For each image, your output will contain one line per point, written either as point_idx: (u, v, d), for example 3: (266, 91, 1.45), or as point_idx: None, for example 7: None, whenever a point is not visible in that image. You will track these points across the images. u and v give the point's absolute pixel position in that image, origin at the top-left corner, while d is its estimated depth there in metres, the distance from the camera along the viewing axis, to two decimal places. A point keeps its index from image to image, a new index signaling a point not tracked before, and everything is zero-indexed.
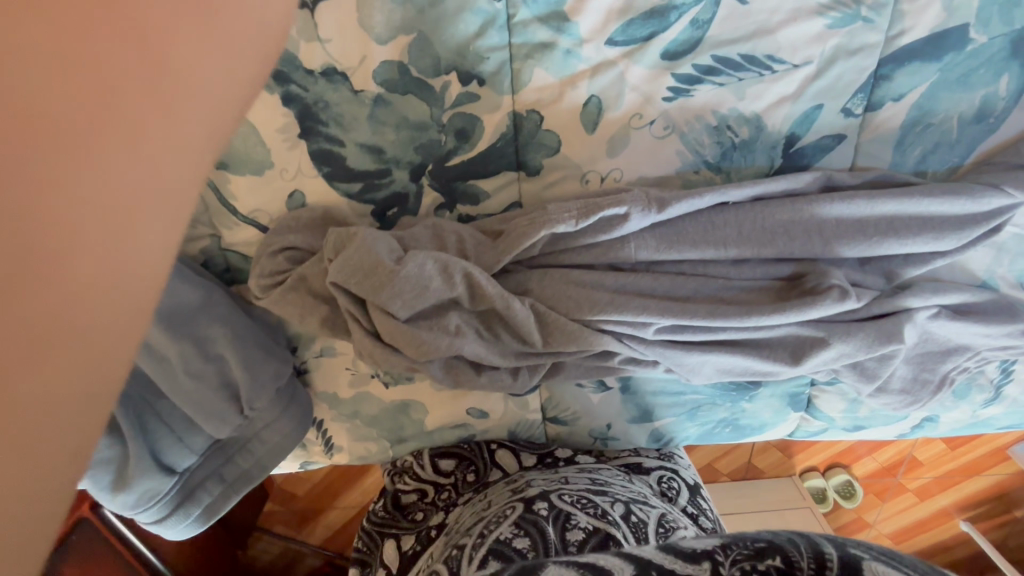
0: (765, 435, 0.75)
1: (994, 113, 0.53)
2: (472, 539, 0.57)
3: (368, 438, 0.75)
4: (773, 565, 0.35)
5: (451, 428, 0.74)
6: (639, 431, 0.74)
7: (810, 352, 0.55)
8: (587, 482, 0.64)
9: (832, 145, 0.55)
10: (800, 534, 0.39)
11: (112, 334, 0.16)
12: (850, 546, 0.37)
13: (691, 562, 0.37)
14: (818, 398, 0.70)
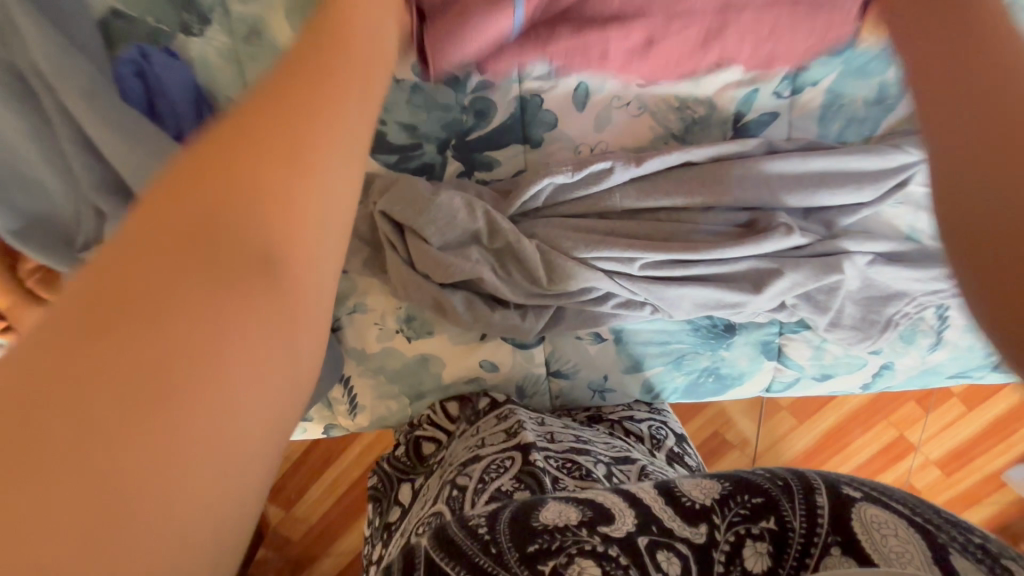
0: (745, 386, 0.84)
1: (890, 96, 0.68)
2: (472, 484, 0.63)
3: (389, 396, 0.83)
4: (766, 528, 0.47)
5: (464, 382, 0.83)
6: (633, 382, 0.83)
7: (770, 281, 0.67)
8: (573, 439, 0.71)
9: (769, 120, 0.70)
10: (800, 476, 0.51)
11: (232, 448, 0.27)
12: (843, 485, 0.50)
13: (689, 525, 0.49)
14: (787, 346, 0.80)
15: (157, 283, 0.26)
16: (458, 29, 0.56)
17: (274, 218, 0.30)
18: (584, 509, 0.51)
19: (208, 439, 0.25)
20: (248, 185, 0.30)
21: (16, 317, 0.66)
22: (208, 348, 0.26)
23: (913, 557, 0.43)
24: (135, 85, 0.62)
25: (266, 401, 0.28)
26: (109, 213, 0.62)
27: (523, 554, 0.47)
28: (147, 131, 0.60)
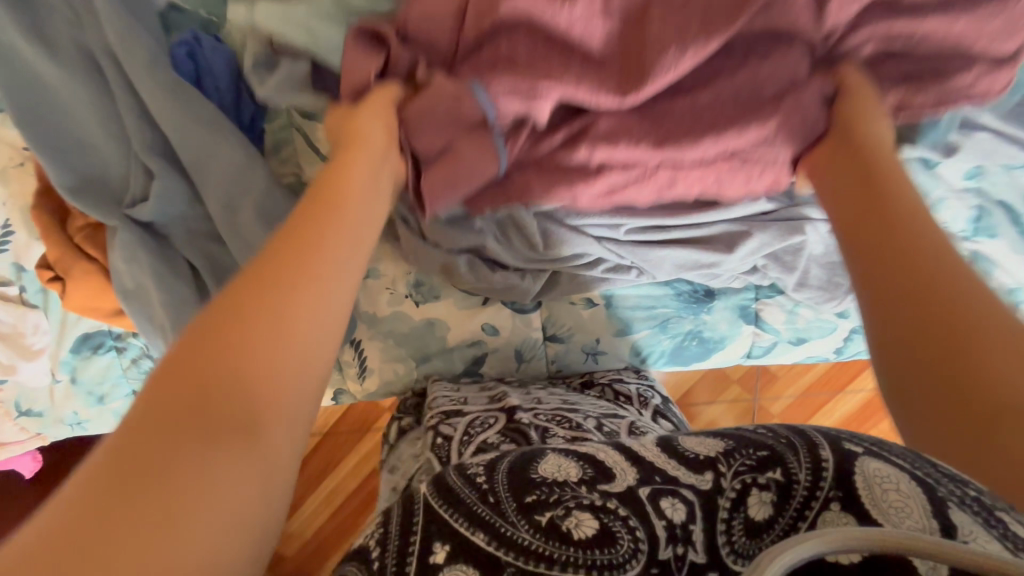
0: (727, 350, 0.91)
1: None
2: (455, 431, 0.69)
3: (395, 359, 0.89)
4: (772, 479, 0.43)
5: (467, 345, 0.89)
6: (623, 345, 0.89)
7: (741, 241, 0.76)
8: (560, 403, 0.75)
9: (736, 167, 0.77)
10: (803, 434, 0.45)
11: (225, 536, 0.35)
12: (844, 441, 0.44)
13: (694, 473, 0.45)
14: (764, 311, 0.88)
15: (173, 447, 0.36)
16: (445, 181, 0.70)
17: (255, 382, 0.40)
18: (585, 467, 0.48)
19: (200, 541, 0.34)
20: (234, 358, 0.40)
21: (64, 268, 0.73)
22: (199, 482, 0.35)
23: (913, 513, 0.38)
24: (188, 66, 0.70)
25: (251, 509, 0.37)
26: (156, 174, 0.70)
27: (521, 503, 0.45)
28: (196, 101, 0.69)
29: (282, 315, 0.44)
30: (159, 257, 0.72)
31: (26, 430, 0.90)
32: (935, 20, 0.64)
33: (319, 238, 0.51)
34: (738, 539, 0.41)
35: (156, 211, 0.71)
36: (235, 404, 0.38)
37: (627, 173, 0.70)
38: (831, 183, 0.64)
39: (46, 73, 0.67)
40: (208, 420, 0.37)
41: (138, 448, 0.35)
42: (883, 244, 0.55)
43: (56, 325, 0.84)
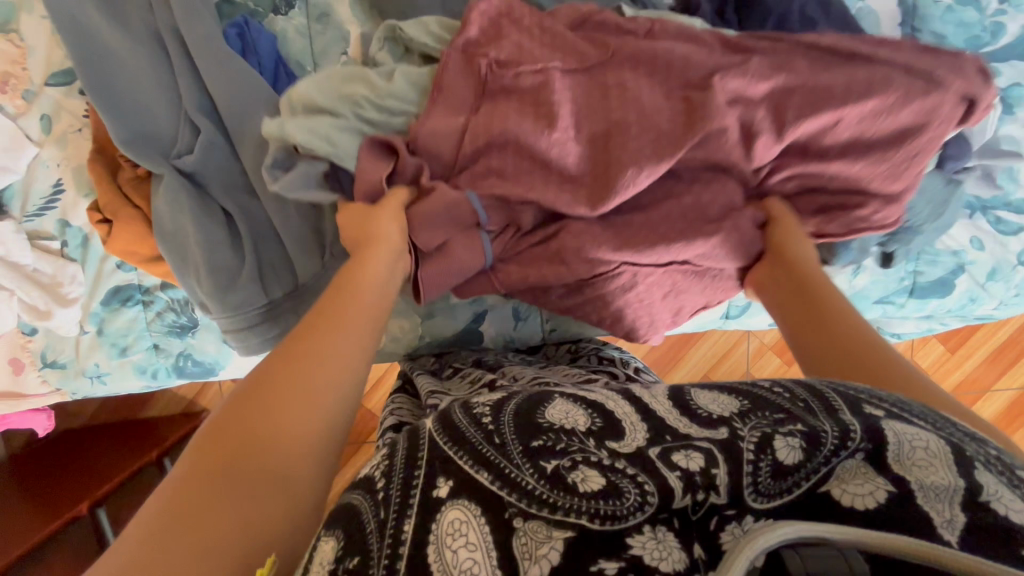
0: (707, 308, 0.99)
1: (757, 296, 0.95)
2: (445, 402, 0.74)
3: (402, 315, 0.96)
4: (796, 429, 0.46)
5: (468, 303, 0.97)
6: None
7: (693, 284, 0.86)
8: (534, 374, 0.80)
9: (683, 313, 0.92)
10: (819, 395, 0.50)
11: (263, 498, 0.44)
12: (866, 403, 0.49)
13: (708, 428, 0.48)
14: None
15: (233, 432, 0.47)
16: (440, 275, 0.80)
17: (290, 392, 0.51)
18: (593, 417, 0.50)
19: (241, 495, 0.43)
20: (276, 378, 0.53)
21: (112, 212, 0.82)
22: (240, 455, 0.46)
23: (939, 470, 0.43)
24: (235, 44, 0.84)
25: (284, 483, 0.46)
26: (203, 130, 0.81)
27: (526, 447, 0.47)
28: (244, 71, 0.82)
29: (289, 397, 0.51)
30: (198, 203, 0.81)
31: (47, 384, 0.95)
32: (838, 164, 0.79)
33: (329, 328, 0.59)
34: (762, 479, 0.44)
35: (198, 162, 0.81)
36: (251, 467, 0.45)
37: (596, 269, 0.81)
38: (773, 281, 0.80)
39: (117, 45, 0.80)
40: (245, 442, 0.47)
41: (216, 432, 0.48)
42: (815, 320, 0.71)
43: (91, 276, 0.91)
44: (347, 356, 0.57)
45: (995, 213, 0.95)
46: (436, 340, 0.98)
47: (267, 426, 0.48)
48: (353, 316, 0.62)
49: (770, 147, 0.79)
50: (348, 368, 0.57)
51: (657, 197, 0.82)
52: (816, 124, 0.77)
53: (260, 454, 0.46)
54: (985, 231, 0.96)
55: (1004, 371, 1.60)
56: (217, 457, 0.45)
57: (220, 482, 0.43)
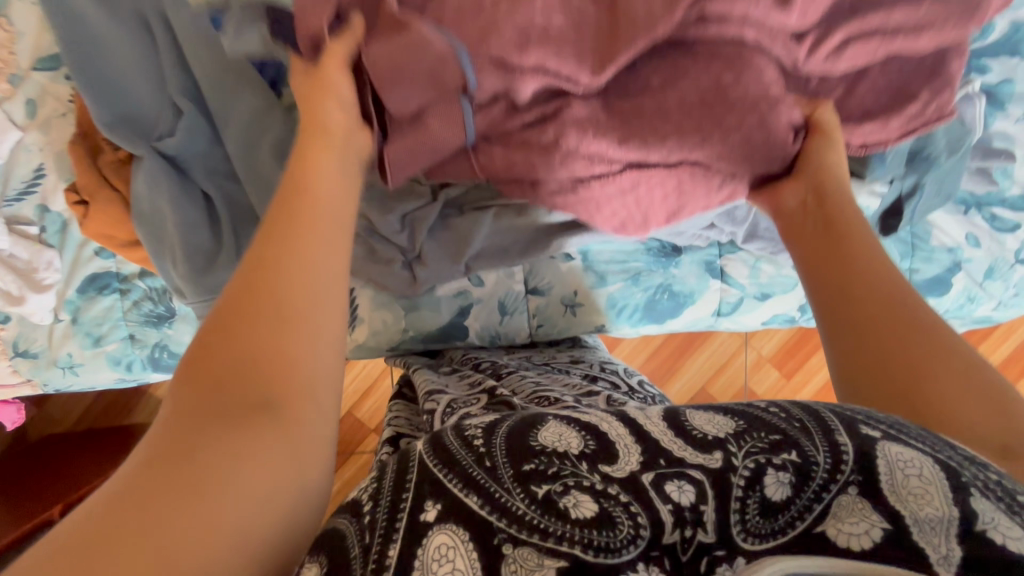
0: (697, 305, 0.97)
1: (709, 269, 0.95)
2: (439, 407, 0.70)
3: (385, 307, 0.94)
4: (788, 460, 0.44)
5: (453, 296, 0.94)
6: (598, 297, 0.95)
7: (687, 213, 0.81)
8: (534, 386, 0.75)
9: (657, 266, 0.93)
10: (817, 416, 0.46)
11: (269, 440, 0.43)
12: (861, 424, 0.45)
13: (702, 452, 0.45)
14: (728, 267, 0.95)
15: (227, 376, 0.46)
16: (412, 149, 0.73)
17: (281, 330, 0.49)
18: (586, 439, 0.47)
19: (243, 440, 0.42)
20: (262, 313, 0.49)
21: (89, 194, 0.81)
22: (235, 402, 0.44)
23: (934, 498, 0.41)
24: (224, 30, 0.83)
25: (291, 423, 0.45)
26: (186, 114, 0.80)
27: (518, 471, 0.44)
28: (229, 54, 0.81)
29: (229, 396, 0.45)
30: (178, 187, 0.80)
31: (18, 374, 0.92)
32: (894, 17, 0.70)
33: (264, 302, 0.50)
34: (751, 516, 0.42)
35: (181, 145, 0.80)
36: (193, 482, 0.39)
37: (594, 166, 0.75)
38: (796, 222, 0.72)
39: (102, 25, 0.80)
40: (242, 386, 0.45)
41: (205, 379, 0.46)
42: (843, 267, 0.64)
43: (68, 263, 0.90)
44: (294, 327, 0.49)
45: (990, 210, 0.94)
46: (421, 335, 0.95)
47: (261, 369, 0.46)
48: (293, 280, 0.52)
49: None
50: (301, 342, 0.49)
51: (669, 78, 0.71)
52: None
53: (258, 398, 0.45)
54: (981, 228, 0.95)
55: (1016, 380, 1.55)
56: (214, 404, 0.44)
57: (220, 428, 0.43)
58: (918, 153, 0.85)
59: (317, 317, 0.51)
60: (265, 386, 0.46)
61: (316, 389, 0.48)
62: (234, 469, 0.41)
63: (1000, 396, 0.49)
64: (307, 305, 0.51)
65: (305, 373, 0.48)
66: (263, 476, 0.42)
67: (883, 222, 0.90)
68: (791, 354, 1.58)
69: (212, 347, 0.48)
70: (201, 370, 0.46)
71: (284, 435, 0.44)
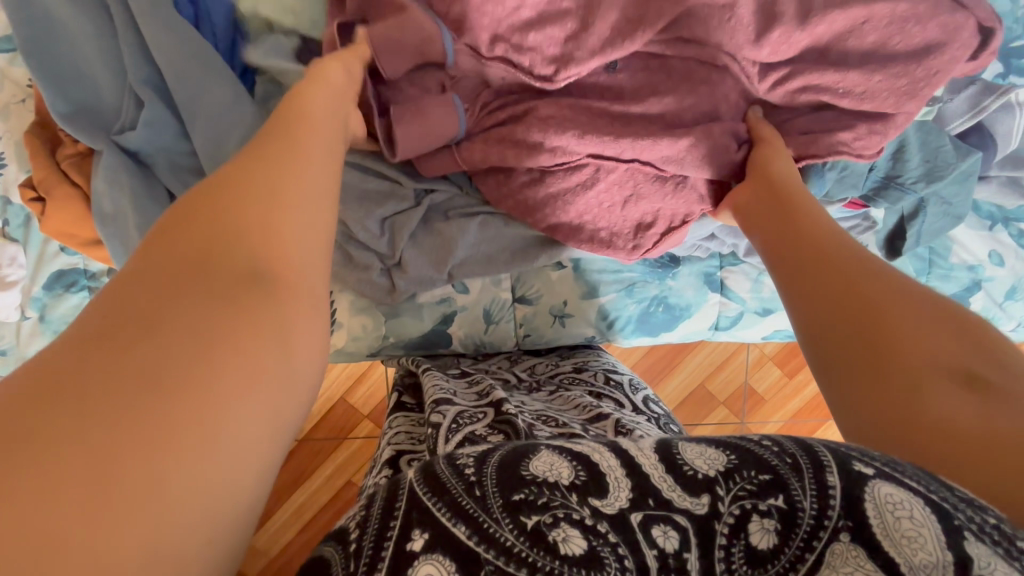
0: (693, 319, 0.91)
1: (710, 281, 0.89)
2: (445, 423, 0.65)
3: (364, 312, 0.89)
4: (775, 506, 0.37)
5: (436, 303, 0.89)
6: (589, 308, 0.90)
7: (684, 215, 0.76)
8: (544, 408, 0.70)
9: (653, 274, 0.88)
10: (807, 447, 0.39)
11: (256, 323, 0.35)
12: (852, 459, 0.38)
13: (690, 493, 0.38)
14: (729, 280, 0.89)
15: (196, 256, 0.37)
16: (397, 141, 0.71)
17: (253, 208, 0.40)
18: (578, 469, 0.40)
19: (224, 326, 0.34)
20: (230, 192, 0.41)
21: (47, 190, 0.76)
22: (206, 283, 0.35)
23: (927, 543, 0.33)
24: (187, 11, 0.77)
25: (282, 303, 0.37)
26: (147, 105, 0.74)
27: (507, 501, 0.38)
28: (194, 40, 0.75)
29: (206, 262, 0.37)
30: (141, 184, 0.75)
31: None
32: (855, 76, 0.67)
33: (251, 180, 0.43)
34: (737, 565, 0.36)
35: (143, 140, 0.75)
36: (163, 356, 0.31)
37: (557, 158, 0.73)
38: (751, 216, 0.67)
39: (54, 5, 0.73)
40: (215, 265, 0.37)
41: (166, 259, 0.36)
42: (804, 248, 0.58)
43: (33, 259, 0.86)
44: (286, 207, 0.42)
45: (1017, 226, 0.87)
46: (402, 342, 0.91)
47: (238, 247, 0.38)
48: (283, 166, 0.45)
49: (791, 34, 0.66)
50: (292, 222, 0.42)
51: (641, 90, 0.71)
52: (844, 20, 0.66)
53: (236, 277, 0.36)
54: (1006, 245, 0.88)
55: None
56: (180, 285, 0.35)
57: (193, 309, 0.34)
58: (886, 181, 0.77)
59: (310, 206, 0.44)
60: (245, 263, 0.37)
61: (305, 270, 0.41)
62: (215, 352, 0.32)
63: (971, 333, 0.44)
64: (296, 189, 0.44)
65: (290, 253, 0.40)
66: (255, 361, 0.34)
67: (887, 245, 0.81)
68: (794, 354, 1.52)
69: (170, 230, 0.38)
70: (168, 237, 0.38)
71: (273, 314, 0.36)
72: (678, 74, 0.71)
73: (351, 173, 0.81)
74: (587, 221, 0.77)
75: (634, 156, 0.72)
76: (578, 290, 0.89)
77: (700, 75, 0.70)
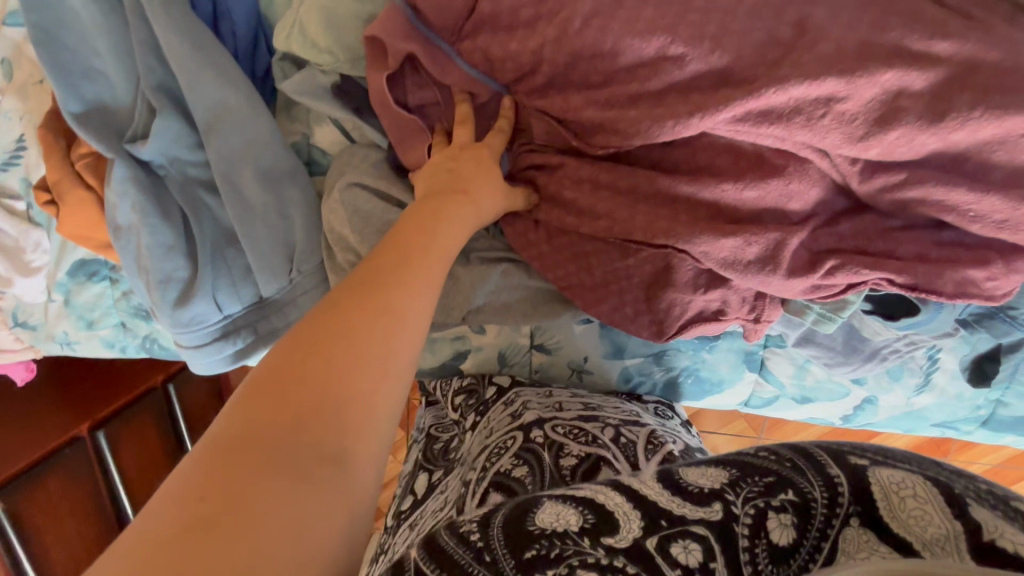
0: (724, 393, 0.84)
1: (752, 360, 0.81)
2: (478, 472, 0.63)
3: None
4: (787, 500, 0.42)
5: (449, 340, 0.85)
6: (612, 368, 0.83)
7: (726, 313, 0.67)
8: (581, 407, 0.71)
9: (689, 346, 0.80)
10: (805, 453, 0.45)
11: (325, 496, 0.35)
12: (848, 454, 0.44)
13: (701, 506, 0.43)
14: (770, 361, 0.80)
15: (282, 409, 0.37)
16: None
17: (346, 357, 0.40)
18: (585, 513, 0.45)
19: (297, 498, 0.34)
20: (329, 334, 0.41)
21: (61, 192, 0.73)
22: (284, 442, 0.36)
23: (934, 518, 0.38)
24: (205, 6, 0.70)
25: (352, 474, 0.37)
26: (158, 112, 0.69)
27: (519, 561, 0.42)
28: (207, 43, 0.67)
29: (300, 431, 0.36)
30: (151, 198, 0.70)
31: (21, 341, 0.92)
32: (997, 202, 0.51)
33: (348, 329, 0.42)
34: (762, 563, 0.40)
35: (156, 151, 0.70)
36: (243, 548, 0.31)
37: (593, 231, 0.65)
38: None
39: None
40: (301, 420, 0.37)
41: (255, 406, 0.37)
42: None
43: (57, 246, 0.85)
44: (381, 366, 0.41)
45: None
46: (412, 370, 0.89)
47: (321, 404, 0.38)
48: (388, 312, 0.44)
49: (914, 137, 0.51)
50: (382, 383, 0.41)
51: (700, 170, 0.60)
52: (994, 130, 0.50)
53: (313, 439, 0.36)
54: None
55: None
56: (261, 440, 0.36)
57: (268, 476, 0.34)
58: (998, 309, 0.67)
59: (403, 363, 0.43)
60: (326, 424, 0.37)
61: (383, 431, 0.40)
62: (280, 531, 0.33)
63: None
64: (400, 330, 0.43)
65: (370, 412, 0.39)
66: (316, 544, 0.33)
67: (974, 365, 0.73)
68: None
69: (270, 373, 0.39)
70: (266, 398, 0.38)
71: (346, 487, 0.36)
72: (748, 159, 0.58)
73: (372, 201, 0.71)
74: (612, 294, 0.68)
75: (666, 242, 0.61)
76: (603, 346, 0.82)
77: (774, 163, 0.58)
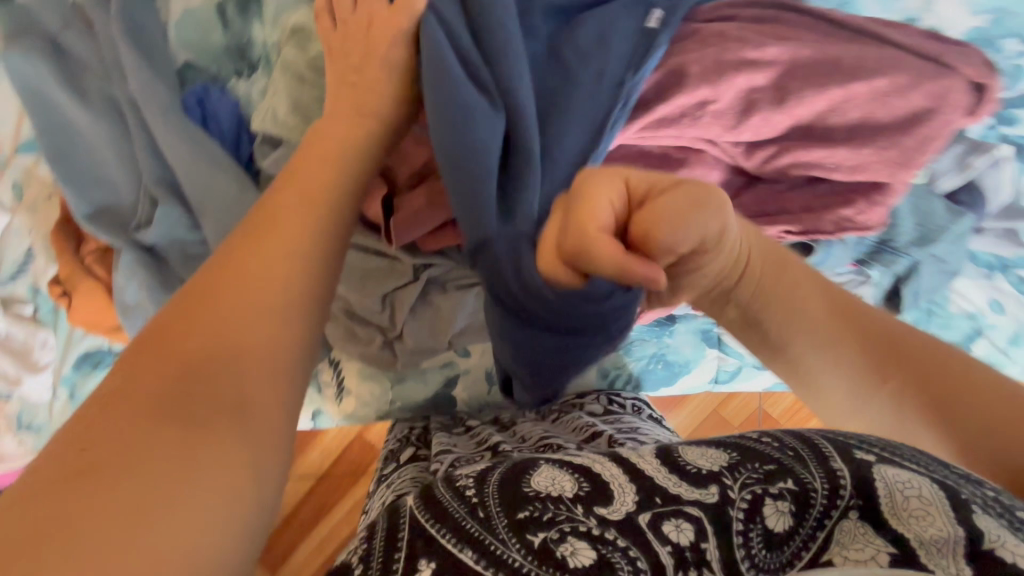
0: (693, 373, 0.93)
1: (710, 337, 0.91)
2: (441, 466, 0.66)
3: (372, 378, 0.92)
4: (785, 488, 0.40)
5: (439, 368, 0.92)
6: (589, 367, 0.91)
7: None
8: (543, 432, 0.73)
9: (651, 332, 0.90)
10: (807, 441, 0.42)
11: (221, 432, 0.37)
12: (855, 448, 0.41)
13: (698, 487, 0.41)
14: (726, 335, 0.90)
15: (171, 365, 0.39)
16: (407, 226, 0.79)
17: (231, 313, 0.43)
18: (580, 482, 0.44)
19: (190, 437, 0.35)
20: (213, 298, 0.44)
21: (73, 284, 0.81)
22: (174, 393, 0.38)
23: (936, 519, 0.36)
24: (195, 112, 0.84)
25: (249, 413, 0.39)
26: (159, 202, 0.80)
27: (513, 520, 0.41)
28: (200, 140, 0.80)
29: (190, 379, 0.39)
30: (155, 276, 0.79)
31: (23, 446, 0.94)
32: (844, 152, 0.66)
33: (223, 292, 0.44)
34: (757, 551, 0.38)
35: (158, 235, 0.79)
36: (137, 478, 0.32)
37: None
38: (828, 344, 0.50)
39: (76, 118, 0.80)
40: (189, 371, 0.39)
41: (141, 367, 0.39)
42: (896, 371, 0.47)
43: (62, 341, 0.91)
44: (269, 317, 0.44)
45: (1016, 273, 0.84)
46: (408, 405, 0.94)
47: (209, 356, 0.40)
48: (269, 273, 0.47)
49: (770, 118, 0.67)
50: (270, 333, 0.43)
51: None
52: (823, 102, 0.66)
53: (206, 388, 0.38)
54: (1004, 293, 0.84)
55: None
56: (148, 394, 0.37)
57: (157, 423, 0.36)
58: (882, 242, 0.77)
59: (293, 315, 0.46)
60: (217, 372, 0.39)
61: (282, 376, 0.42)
62: (175, 463, 0.34)
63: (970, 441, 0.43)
64: (284, 286, 0.47)
65: (263, 360, 0.42)
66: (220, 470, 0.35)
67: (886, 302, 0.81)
68: None
69: (154, 338, 0.41)
70: (151, 356, 0.39)
71: (244, 422, 0.38)
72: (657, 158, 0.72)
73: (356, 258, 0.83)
74: None
75: None
76: None
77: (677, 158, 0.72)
